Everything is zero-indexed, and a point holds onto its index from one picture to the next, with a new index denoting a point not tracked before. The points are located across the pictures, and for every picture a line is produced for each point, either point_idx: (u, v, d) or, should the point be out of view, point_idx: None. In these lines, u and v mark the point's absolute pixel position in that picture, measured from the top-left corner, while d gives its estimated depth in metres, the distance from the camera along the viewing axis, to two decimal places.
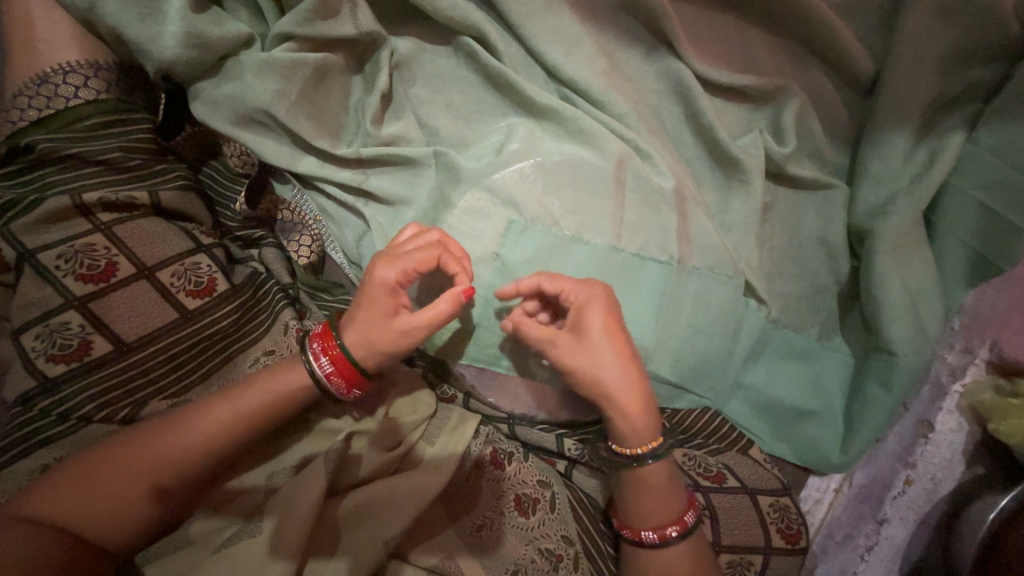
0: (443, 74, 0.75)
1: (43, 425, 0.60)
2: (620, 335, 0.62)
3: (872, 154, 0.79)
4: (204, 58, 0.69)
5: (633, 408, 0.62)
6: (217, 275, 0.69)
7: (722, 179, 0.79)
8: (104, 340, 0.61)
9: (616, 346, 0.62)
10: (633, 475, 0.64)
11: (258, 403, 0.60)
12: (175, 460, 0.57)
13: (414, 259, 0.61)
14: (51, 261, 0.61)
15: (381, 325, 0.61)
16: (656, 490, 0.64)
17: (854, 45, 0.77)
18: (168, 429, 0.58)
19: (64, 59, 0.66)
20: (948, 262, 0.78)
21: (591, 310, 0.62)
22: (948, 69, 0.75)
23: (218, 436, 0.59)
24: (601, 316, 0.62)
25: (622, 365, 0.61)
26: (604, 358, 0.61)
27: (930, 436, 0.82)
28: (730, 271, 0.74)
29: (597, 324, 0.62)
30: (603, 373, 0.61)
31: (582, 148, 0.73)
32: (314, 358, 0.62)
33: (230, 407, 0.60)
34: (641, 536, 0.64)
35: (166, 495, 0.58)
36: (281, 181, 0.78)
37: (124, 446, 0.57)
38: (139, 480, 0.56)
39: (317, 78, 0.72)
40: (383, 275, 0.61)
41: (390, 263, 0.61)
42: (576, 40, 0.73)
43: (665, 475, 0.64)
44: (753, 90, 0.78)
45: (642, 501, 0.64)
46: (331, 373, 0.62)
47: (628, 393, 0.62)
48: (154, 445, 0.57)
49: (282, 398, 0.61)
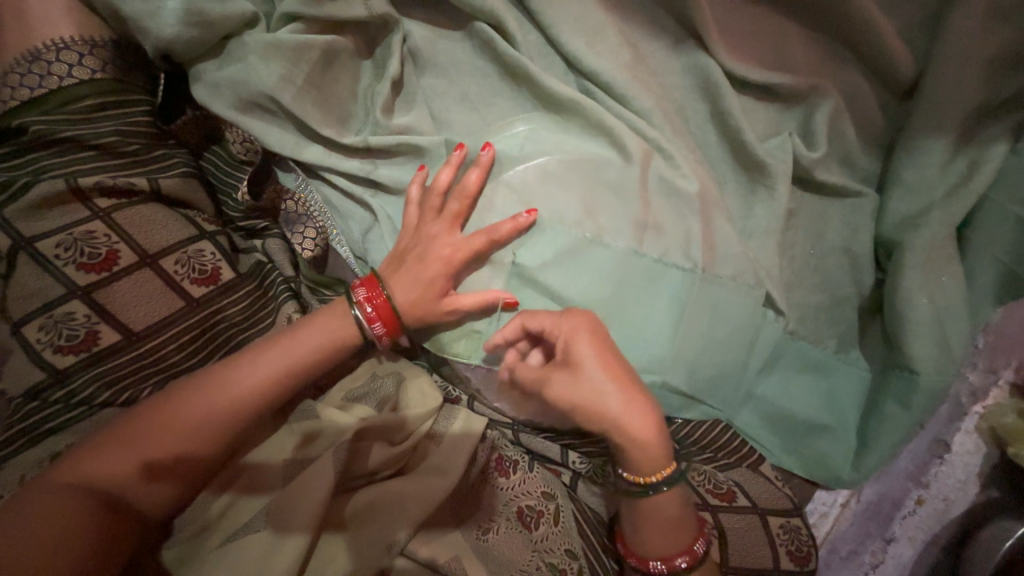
0: (458, 62, 0.71)
1: (51, 413, 0.56)
2: (601, 342, 0.61)
3: (906, 162, 0.75)
4: (205, 38, 0.66)
5: (644, 430, 0.59)
6: (222, 263, 0.66)
7: (747, 183, 0.75)
8: (112, 331, 0.58)
9: (598, 350, 0.60)
10: (650, 504, 0.60)
11: (291, 364, 0.61)
12: (207, 425, 0.57)
13: (474, 241, 0.64)
14: (51, 250, 0.58)
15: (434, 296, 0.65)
16: (671, 514, 0.60)
17: (893, 42, 0.72)
18: (198, 393, 0.57)
19: (58, 36, 0.63)
20: (979, 279, 0.75)
21: (574, 343, 0.60)
22: (996, 74, 0.70)
23: (251, 396, 0.59)
24: (583, 330, 0.61)
25: (622, 385, 0.60)
26: (595, 372, 0.59)
27: (946, 457, 0.80)
28: (753, 284, 0.71)
29: (584, 351, 0.60)
30: (613, 397, 0.59)
31: (603, 146, 0.69)
32: (366, 321, 0.64)
33: (251, 373, 0.59)
34: (671, 566, 0.59)
35: (195, 463, 0.56)
36: (285, 170, 0.75)
37: (149, 413, 0.56)
38: (159, 450, 0.55)
39: (326, 62, 0.68)
40: (443, 250, 0.65)
41: (454, 246, 0.65)
42: (600, 30, 0.69)
43: (678, 497, 0.61)
44: (784, 89, 0.73)
45: (661, 528, 0.60)
46: (382, 334, 0.65)
47: (640, 415, 0.59)
48: (173, 414, 0.56)
49: (310, 358, 0.62)
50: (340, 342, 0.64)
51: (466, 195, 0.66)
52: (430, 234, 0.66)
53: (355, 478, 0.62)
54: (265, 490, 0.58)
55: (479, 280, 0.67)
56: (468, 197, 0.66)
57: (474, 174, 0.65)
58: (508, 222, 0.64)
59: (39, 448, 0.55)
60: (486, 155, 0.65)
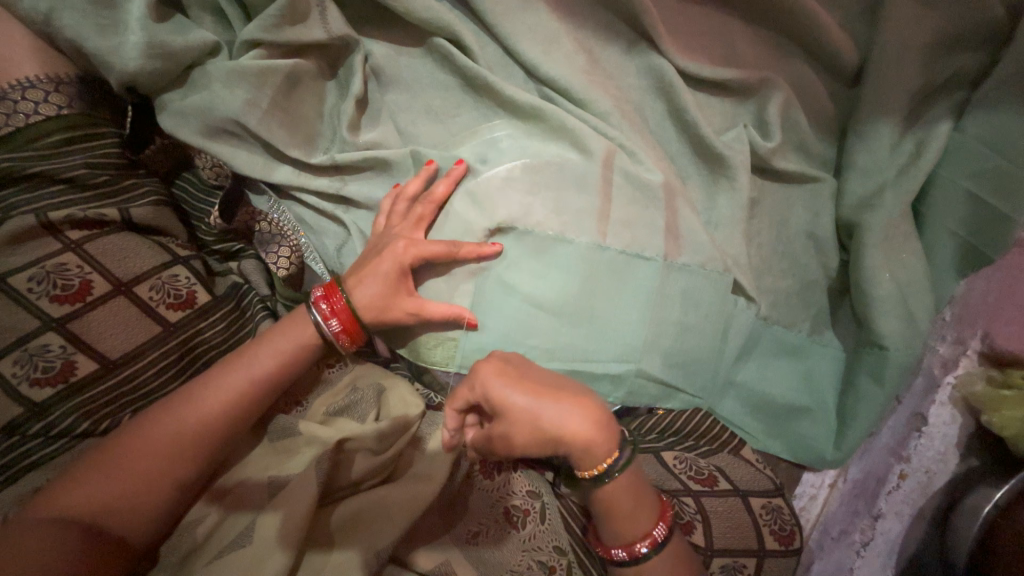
0: (421, 79, 0.73)
1: (29, 448, 0.56)
2: (515, 374, 0.61)
3: (859, 145, 0.77)
4: (169, 68, 0.68)
5: (586, 430, 0.59)
6: (197, 287, 0.67)
7: (708, 176, 0.77)
8: (89, 360, 0.59)
9: (515, 383, 0.60)
10: (602, 497, 0.62)
11: (259, 374, 0.62)
12: (185, 442, 0.57)
13: (431, 246, 0.65)
14: (23, 283, 0.58)
15: (391, 297, 0.66)
16: (626, 503, 0.61)
17: (834, 34, 0.75)
18: (174, 409, 0.58)
19: (23, 75, 0.64)
20: (939, 253, 0.78)
21: (491, 392, 0.60)
22: (932, 58, 0.74)
23: (222, 409, 0.60)
24: (494, 375, 0.61)
25: (549, 399, 0.60)
26: (520, 401, 0.59)
27: (923, 430, 0.82)
28: (719, 269, 0.72)
29: (504, 393, 0.60)
30: (544, 410, 0.59)
31: (566, 149, 0.71)
32: (323, 318, 0.65)
33: (221, 387, 0.60)
34: (633, 553, 0.61)
35: (174, 480, 0.57)
36: (257, 193, 0.76)
37: (126, 436, 0.57)
38: (137, 470, 0.55)
39: (290, 85, 0.70)
40: (401, 253, 0.66)
41: (412, 248, 0.66)
42: (555, 38, 0.71)
43: (631, 485, 0.61)
44: (735, 83, 0.76)
45: (616, 520, 0.62)
46: (338, 332, 0.66)
47: (579, 416, 0.60)
48: (149, 434, 0.57)
49: (280, 365, 0.63)
50: (307, 349, 0.65)
51: (432, 200, 0.68)
52: (393, 234, 0.68)
53: (339, 488, 0.63)
54: (248, 510, 0.58)
55: (449, 286, 0.69)
56: (433, 205, 0.68)
57: (441, 186, 0.68)
58: (470, 243, 0.66)
59: (19, 484, 0.55)
60: (455, 168, 0.69)
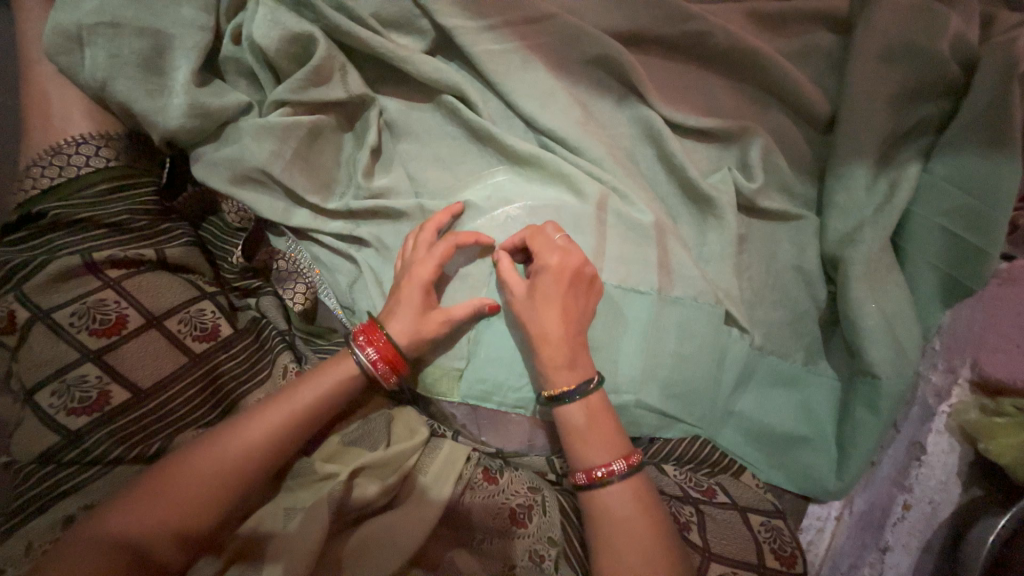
0: (431, 130, 0.80)
1: (66, 474, 0.59)
2: (568, 287, 0.67)
3: (837, 185, 0.82)
4: (205, 126, 0.75)
5: (563, 351, 0.65)
6: (221, 320, 0.72)
7: (697, 214, 0.83)
8: (122, 390, 0.62)
9: (558, 287, 0.66)
10: (563, 418, 0.65)
11: (302, 406, 0.64)
12: (230, 470, 0.59)
13: (442, 257, 0.69)
14: (65, 318, 0.63)
15: (418, 321, 0.68)
16: (587, 431, 0.64)
17: (805, 87, 0.83)
18: (221, 436, 0.60)
19: (76, 132, 0.72)
20: (921, 285, 0.82)
21: (540, 264, 0.67)
22: (897, 108, 0.81)
23: (266, 439, 0.61)
24: (553, 262, 0.67)
25: (567, 322, 0.66)
26: (535, 305, 0.66)
27: (924, 458, 0.82)
28: (711, 301, 0.76)
29: (540, 286, 0.66)
30: (547, 320, 0.66)
31: (563, 192, 0.77)
32: (360, 349, 0.67)
33: (266, 418, 0.62)
34: (590, 477, 0.63)
35: (216, 508, 0.58)
36: (277, 234, 0.83)
37: (174, 463, 0.58)
38: (184, 496, 0.56)
39: (311, 137, 0.77)
40: (417, 277, 0.69)
41: (423, 267, 0.69)
42: (552, 94, 0.79)
43: (591, 413, 0.65)
44: (719, 130, 0.83)
45: (579, 443, 0.64)
46: (376, 360, 0.66)
47: (564, 338, 0.66)
48: (195, 460, 0.58)
49: (324, 397, 0.65)
50: (350, 382, 0.67)
51: (431, 226, 0.72)
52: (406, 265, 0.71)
53: (350, 515, 0.64)
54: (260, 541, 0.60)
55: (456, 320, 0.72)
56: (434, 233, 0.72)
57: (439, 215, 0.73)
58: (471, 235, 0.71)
59: (49, 513, 0.57)
60: (454, 206, 0.74)
